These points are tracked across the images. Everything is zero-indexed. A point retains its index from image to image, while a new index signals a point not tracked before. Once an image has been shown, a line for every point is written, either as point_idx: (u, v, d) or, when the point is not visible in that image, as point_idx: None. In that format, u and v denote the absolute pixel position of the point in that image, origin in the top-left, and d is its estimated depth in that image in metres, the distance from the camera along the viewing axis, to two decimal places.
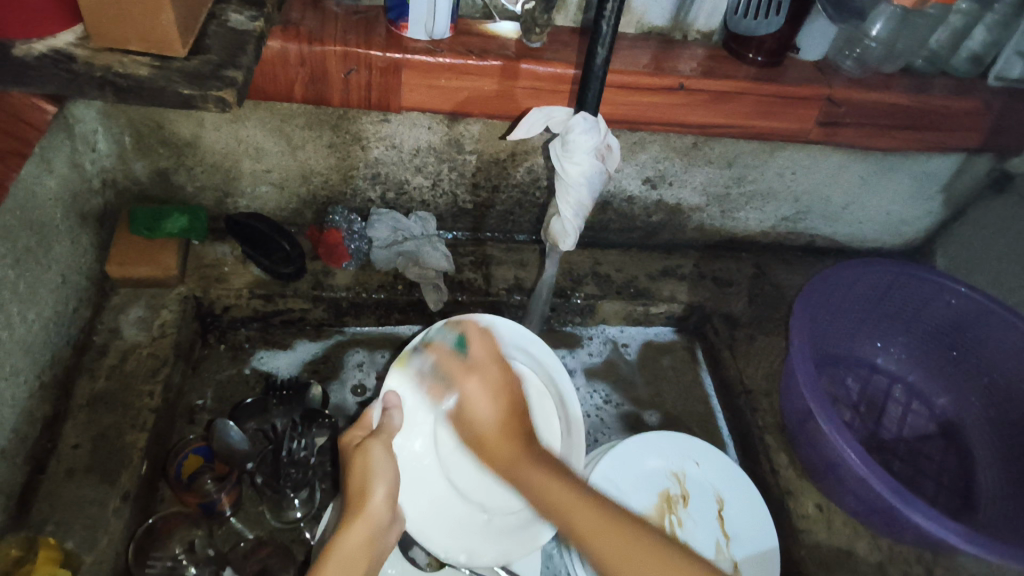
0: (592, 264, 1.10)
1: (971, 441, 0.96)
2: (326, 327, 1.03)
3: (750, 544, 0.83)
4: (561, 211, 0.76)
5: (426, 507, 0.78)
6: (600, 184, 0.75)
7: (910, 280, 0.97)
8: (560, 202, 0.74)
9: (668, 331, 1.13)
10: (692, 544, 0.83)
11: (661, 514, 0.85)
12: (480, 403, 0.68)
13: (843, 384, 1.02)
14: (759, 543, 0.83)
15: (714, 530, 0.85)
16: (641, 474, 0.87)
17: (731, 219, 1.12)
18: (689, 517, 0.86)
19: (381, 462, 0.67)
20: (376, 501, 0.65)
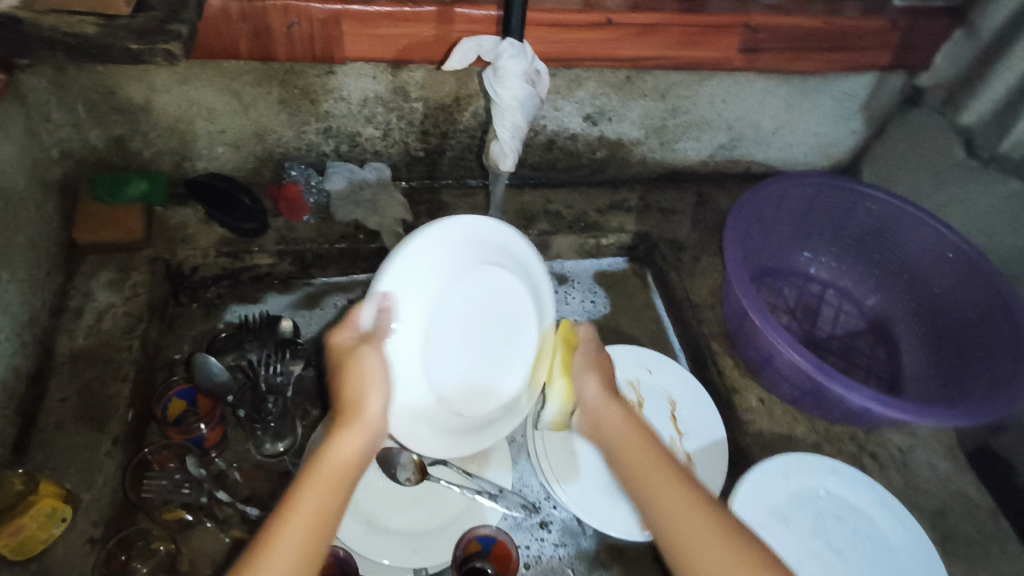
0: (543, 203, 1.17)
1: (897, 332, 1.06)
2: (294, 280, 1.08)
3: (700, 439, 0.91)
4: (499, 135, 0.81)
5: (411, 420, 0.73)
6: (532, 106, 0.80)
7: (835, 190, 1.05)
8: (497, 125, 0.80)
9: (620, 261, 1.20)
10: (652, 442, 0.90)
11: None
12: (591, 384, 0.74)
13: (780, 293, 1.10)
14: (709, 435, 0.91)
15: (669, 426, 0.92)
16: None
17: (670, 150, 1.19)
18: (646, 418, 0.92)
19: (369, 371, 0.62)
20: (371, 410, 0.61)
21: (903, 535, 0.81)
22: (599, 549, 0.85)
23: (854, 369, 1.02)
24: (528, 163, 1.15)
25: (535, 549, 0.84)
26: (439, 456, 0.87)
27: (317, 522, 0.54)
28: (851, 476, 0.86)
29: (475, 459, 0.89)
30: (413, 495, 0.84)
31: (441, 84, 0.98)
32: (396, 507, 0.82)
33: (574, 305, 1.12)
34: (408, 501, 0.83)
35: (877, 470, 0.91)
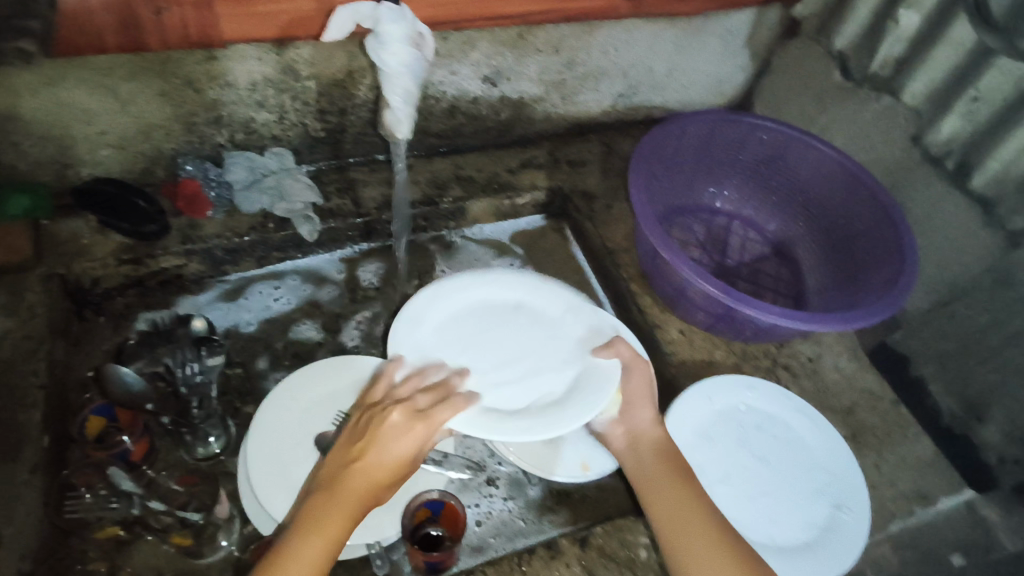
0: (454, 169, 1.17)
1: (798, 252, 1.13)
2: (207, 279, 1.04)
3: None
4: (390, 102, 0.81)
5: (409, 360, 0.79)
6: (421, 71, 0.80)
7: (728, 125, 1.10)
8: (388, 94, 0.80)
9: (538, 219, 1.22)
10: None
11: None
12: (641, 409, 0.79)
13: (689, 229, 1.15)
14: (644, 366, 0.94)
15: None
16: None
17: (572, 103, 1.21)
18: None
19: (391, 448, 0.65)
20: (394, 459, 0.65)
21: (817, 437, 0.89)
22: (547, 495, 0.89)
23: (763, 290, 1.09)
24: (434, 131, 1.15)
25: (485, 506, 0.87)
26: None
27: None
28: (769, 391, 0.92)
29: None
30: None
31: (332, 59, 0.95)
32: None
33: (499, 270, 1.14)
34: None
35: (791, 381, 0.98)
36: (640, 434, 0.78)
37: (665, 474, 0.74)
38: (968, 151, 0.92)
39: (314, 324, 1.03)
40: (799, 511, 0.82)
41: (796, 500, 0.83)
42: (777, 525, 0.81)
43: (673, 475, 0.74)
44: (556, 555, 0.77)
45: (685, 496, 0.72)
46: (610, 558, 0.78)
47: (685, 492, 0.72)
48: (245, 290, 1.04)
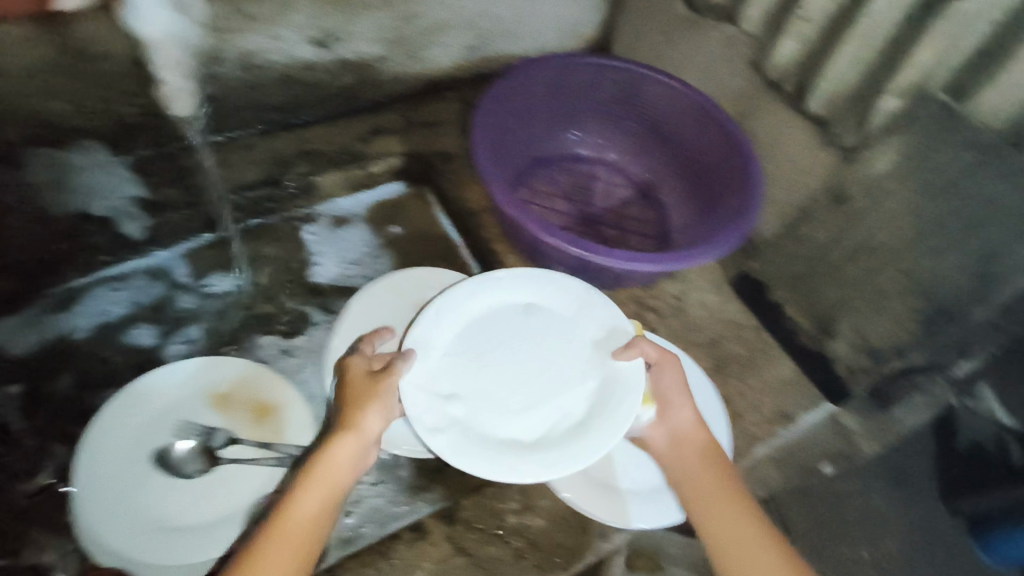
0: (300, 144, 1.08)
1: (661, 192, 1.13)
2: (24, 295, 0.91)
3: None
4: (168, 78, 0.93)
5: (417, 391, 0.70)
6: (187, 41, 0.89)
7: (577, 69, 1.05)
8: (163, 70, 0.91)
9: (398, 187, 1.15)
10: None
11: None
12: (680, 408, 0.75)
13: (552, 180, 1.12)
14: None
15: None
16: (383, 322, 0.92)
17: (421, 60, 1.14)
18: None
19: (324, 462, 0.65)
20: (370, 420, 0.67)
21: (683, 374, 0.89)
22: (421, 472, 0.86)
23: (628, 234, 1.09)
24: (271, 105, 1.05)
25: (355, 495, 0.83)
26: (230, 437, 0.84)
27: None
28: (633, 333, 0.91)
29: (271, 428, 0.85)
30: (204, 480, 0.80)
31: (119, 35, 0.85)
32: (189, 505, 0.78)
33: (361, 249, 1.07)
34: (203, 491, 0.79)
35: (657, 322, 0.99)
36: (679, 433, 0.75)
37: (705, 476, 0.73)
38: (801, 74, 0.92)
39: (153, 328, 0.94)
40: None
41: None
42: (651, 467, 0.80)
43: (720, 477, 0.72)
44: (423, 536, 0.78)
45: (728, 495, 0.71)
46: (473, 528, 0.79)
47: (721, 488, 0.72)
48: (74, 303, 0.93)
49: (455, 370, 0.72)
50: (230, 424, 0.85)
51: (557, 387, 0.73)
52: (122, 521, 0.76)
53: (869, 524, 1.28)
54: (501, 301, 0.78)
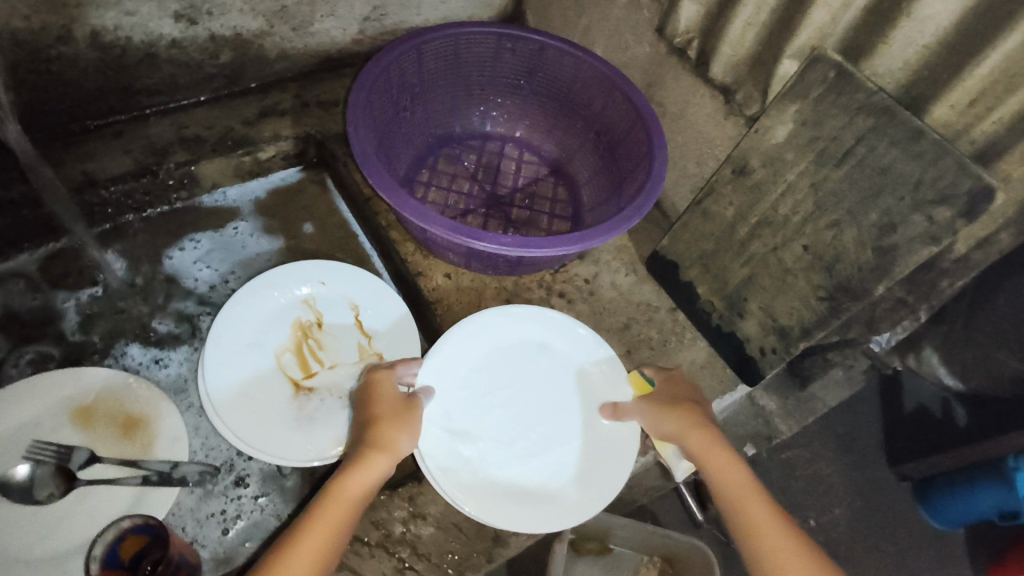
0: (177, 130, 0.99)
1: (573, 169, 1.07)
2: None
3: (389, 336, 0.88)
4: None
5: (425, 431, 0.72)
6: None
7: (473, 39, 0.97)
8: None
9: (295, 172, 1.09)
10: (340, 356, 0.87)
11: (299, 344, 0.86)
12: (663, 422, 0.68)
13: (457, 160, 1.06)
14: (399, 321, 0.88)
15: (355, 330, 0.88)
16: (263, 322, 0.86)
17: (310, 35, 1.05)
18: (328, 334, 0.88)
19: (357, 476, 0.61)
20: (401, 440, 0.64)
21: (584, 375, 0.80)
22: (306, 480, 0.81)
23: (538, 214, 1.02)
24: (140, 89, 0.96)
25: (233, 509, 0.78)
26: (91, 454, 0.75)
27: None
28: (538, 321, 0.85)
29: (139, 444, 0.77)
30: (61, 504, 0.73)
31: None
32: (40, 532, 0.71)
33: (250, 237, 1.01)
34: (59, 515, 0.72)
35: (565, 307, 0.93)
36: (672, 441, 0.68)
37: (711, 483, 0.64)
38: (703, 39, 0.86)
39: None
40: (560, 453, 0.75)
41: (558, 440, 0.76)
42: (535, 471, 0.74)
43: (728, 479, 0.63)
44: None
45: (740, 502, 0.62)
46: (358, 540, 0.72)
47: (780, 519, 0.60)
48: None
49: (462, 411, 0.75)
50: (92, 443, 0.77)
51: (539, 426, 0.76)
52: None
53: (815, 493, 1.25)
54: (503, 341, 0.81)
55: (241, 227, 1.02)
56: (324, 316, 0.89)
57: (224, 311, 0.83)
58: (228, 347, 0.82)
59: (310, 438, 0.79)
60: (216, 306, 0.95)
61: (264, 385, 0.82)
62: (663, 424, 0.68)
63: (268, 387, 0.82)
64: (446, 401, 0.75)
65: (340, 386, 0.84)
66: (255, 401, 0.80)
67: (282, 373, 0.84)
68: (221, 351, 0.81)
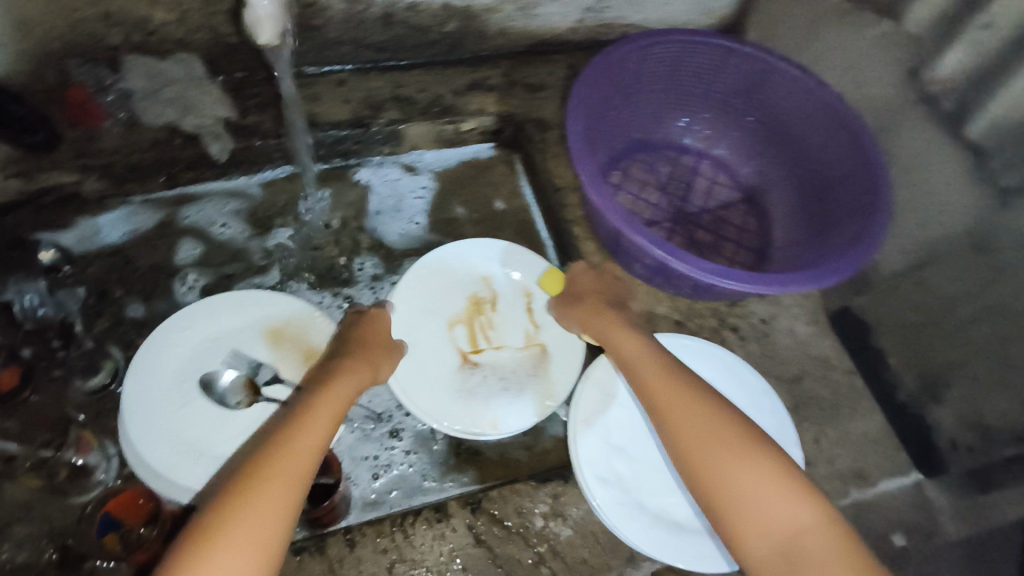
0: (392, 89, 1.03)
1: (769, 201, 1.01)
2: (110, 198, 0.95)
3: (557, 329, 0.88)
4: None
5: (585, 438, 0.74)
6: None
7: (699, 47, 0.94)
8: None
9: (487, 148, 1.11)
10: (507, 337, 0.88)
11: (472, 316, 0.89)
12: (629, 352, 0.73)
13: (651, 168, 1.03)
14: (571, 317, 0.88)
15: (526, 315, 0.90)
16: (442, 288, 0.89)
17: (533, 17, 1.05)
18: (499, 313, 0.90)
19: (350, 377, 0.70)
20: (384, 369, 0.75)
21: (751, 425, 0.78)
22: (453, 448, 0.83)
23: (724, 241, 0.98)
24: (371, 44, 1.01)
25: (384, 458, 0.82)
26: (275, 374, 0.81)
27: (281, 500, 0.57)
28: (719, 359, 0.83)
29: None
30: (249, 412, 0.79)
31: None
32: (225, 431, 0.77)
33: (416, 215, 1.03)
34: (242, 422, 0.78)
35: (736, 343, 0.89)
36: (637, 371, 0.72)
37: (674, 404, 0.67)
38: (966, 92, 0.78)
39: (196, 245, 0.95)
40: None
41: None
42: (684, 504, 0.72)
43: (688, 403, 0.67)
44: (445, 517, 0.73)
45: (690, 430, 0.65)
46: (499, 523, 0.74)
47: (732, 453, 0.62)
48: (165, 221, 0.96)
49: (625, 429, 0.76)
50: (279, 363, 0.83)
51: None
52: (157, 433, 0.75)
53: None
54: None
55: (416, 227, 1.02)
56: (497, 295, 0.91)
57: (411, 270, 0.88)
58: (409, 308, 0.86)
59: (470, 409, 0.81)
60: (395, 263, 0.99)
61: (435, 348, 0.85)
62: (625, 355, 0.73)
63: (438, 351, 0.85)
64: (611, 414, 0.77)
65: (504, 367, 0.85)
66: (424, 360, 0.83)
67: (451, 343, 0.86)
68: (403, 308, 0.86)
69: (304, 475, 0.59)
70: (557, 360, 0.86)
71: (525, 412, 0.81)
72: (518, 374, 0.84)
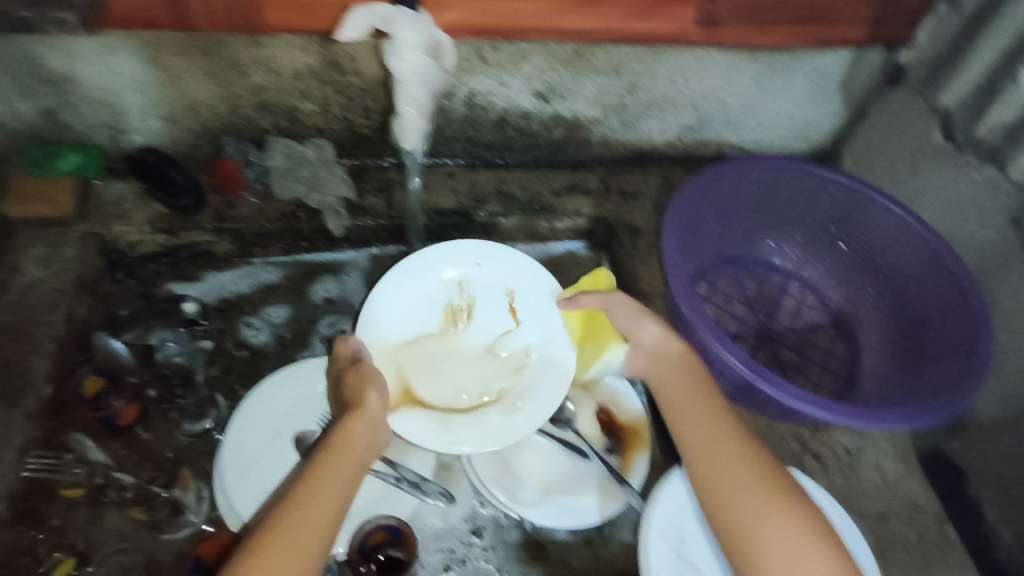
0: (496, 184, 1.11)
1: (860, 329, 1.00)
2: (235, 258, 1.05)
3: (536, 326, 0.91)
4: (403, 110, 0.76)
5: (657, 551, 0.73)
6: (434, 79, 0.75)
7: (797, 176, 0.98)
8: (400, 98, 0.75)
9: (579, 246, 1.17)
10: (477, 350, 0.90)
11: (446, 325, 0.90)
12: (679, 388, 0.77)
13: (738, 283, 1.05)
14: (547, 336, 0.90)
15: (500, 327, 0.91)
16: (416, 297, 0.90)
17: (633, 130, 1.12)
18: (474, 319, 0.91)
19: (354, 424, 0.71)
20: (371, 402, 0.74)
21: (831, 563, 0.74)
22: (524, 542, 0.84)
23: (810, 365, 0.97)
24: (481, 143, 1.10)
25: (461, 552, 0.82)
26: None
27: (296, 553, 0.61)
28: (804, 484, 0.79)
29: (396, 445, 0.86)
30: None
31: (418, 64, 0.72)
32: None
33: None
34: None
35: (819, 472, 0.87)
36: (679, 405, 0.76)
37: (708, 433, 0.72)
38: None
39: (282, 308, 1.02)
40: None
41: None
42: None
43: (723, 439, 0.71)
44: None
45: (719, 460, 0.70)
46: None
47: (753, 494, 0.67)
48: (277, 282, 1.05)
49: (696, 547, 0.74)
50: None
51: None
52: (247, 486, 0.79)
53: None
54: None
55: None
56: (473, 301, 0.92)
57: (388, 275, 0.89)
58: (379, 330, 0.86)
59: (442, 421, 0.81)
60: None
61: (412, 358, 0.86)
62: (671, 396, 0.77)
63: (411, 356, 0.86)
64: (683, 528, 0.75)
65: (489, 374, 0.87)
66: (399, 365, 0.85)
67: (432, 353, 0.88)
68: (375, 327, 0.86)
69: (317, 538, 0.63)
70: (531, 377, 0.87)
71: (493, 431, 0.81)
72: (494, 390, 0.86)
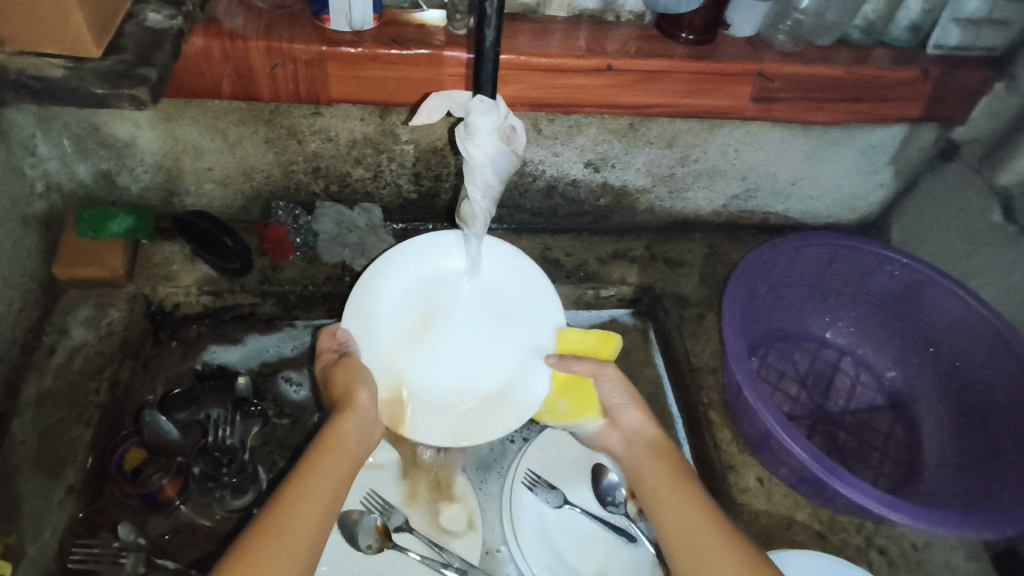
0: (541, 250, 1.11)
1: (918, 412, 0.97)
2: (278, 321, 1.04)
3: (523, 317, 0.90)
4: (471, 194, 0.75)
5: None
6: (505, 164, 0.74)
7: (852, 253, 0.97)
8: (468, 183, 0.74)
9: (623, 313, 1.15)
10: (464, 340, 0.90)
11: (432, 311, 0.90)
12: (654, 459, 0.77)
13: (790, 359, 1.02)
14: (526, 343, 0.89)
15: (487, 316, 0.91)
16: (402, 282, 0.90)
17: (681, 199, 1.12)
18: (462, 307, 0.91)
19: (347, 424, 0.73)
20: (362, 401, 0.76)
21: None
22: None
23: (870, 450, 0.93)
24: (527, 209, 1.10)
25: None
26: (406, 521, 0.82)
27: (293, 541, 0.60)
28: None
29: (443, 527, 0.83)
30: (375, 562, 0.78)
31: (492, 145, 0.71)
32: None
33: None
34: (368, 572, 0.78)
35: (886, 569, 0.82)
36: (654, 473, 0.75)
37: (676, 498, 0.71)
38: None
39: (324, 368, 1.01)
40: None
41: None
42: None
43: (695, 501, 0.70)
44: None
45: (694, 516, 0.68)
46: None
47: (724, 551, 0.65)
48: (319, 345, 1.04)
49: None
50: (407, 510, 0.84)
51: None
52: None
53: None
54: None
55: None
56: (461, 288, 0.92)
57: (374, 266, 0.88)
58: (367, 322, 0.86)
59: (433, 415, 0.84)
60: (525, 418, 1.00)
61: (400, 348, 0.87)
62: (651, 466, 0.76)
63: (398, 344, 0.87)
64: None
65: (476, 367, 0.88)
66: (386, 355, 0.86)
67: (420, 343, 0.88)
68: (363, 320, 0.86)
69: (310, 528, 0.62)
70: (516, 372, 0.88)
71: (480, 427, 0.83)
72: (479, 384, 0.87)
